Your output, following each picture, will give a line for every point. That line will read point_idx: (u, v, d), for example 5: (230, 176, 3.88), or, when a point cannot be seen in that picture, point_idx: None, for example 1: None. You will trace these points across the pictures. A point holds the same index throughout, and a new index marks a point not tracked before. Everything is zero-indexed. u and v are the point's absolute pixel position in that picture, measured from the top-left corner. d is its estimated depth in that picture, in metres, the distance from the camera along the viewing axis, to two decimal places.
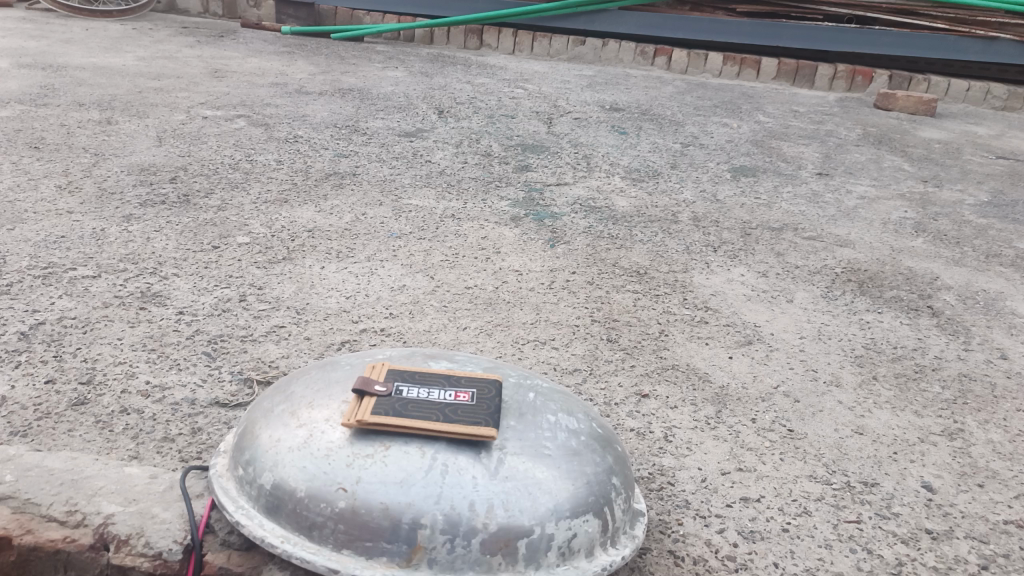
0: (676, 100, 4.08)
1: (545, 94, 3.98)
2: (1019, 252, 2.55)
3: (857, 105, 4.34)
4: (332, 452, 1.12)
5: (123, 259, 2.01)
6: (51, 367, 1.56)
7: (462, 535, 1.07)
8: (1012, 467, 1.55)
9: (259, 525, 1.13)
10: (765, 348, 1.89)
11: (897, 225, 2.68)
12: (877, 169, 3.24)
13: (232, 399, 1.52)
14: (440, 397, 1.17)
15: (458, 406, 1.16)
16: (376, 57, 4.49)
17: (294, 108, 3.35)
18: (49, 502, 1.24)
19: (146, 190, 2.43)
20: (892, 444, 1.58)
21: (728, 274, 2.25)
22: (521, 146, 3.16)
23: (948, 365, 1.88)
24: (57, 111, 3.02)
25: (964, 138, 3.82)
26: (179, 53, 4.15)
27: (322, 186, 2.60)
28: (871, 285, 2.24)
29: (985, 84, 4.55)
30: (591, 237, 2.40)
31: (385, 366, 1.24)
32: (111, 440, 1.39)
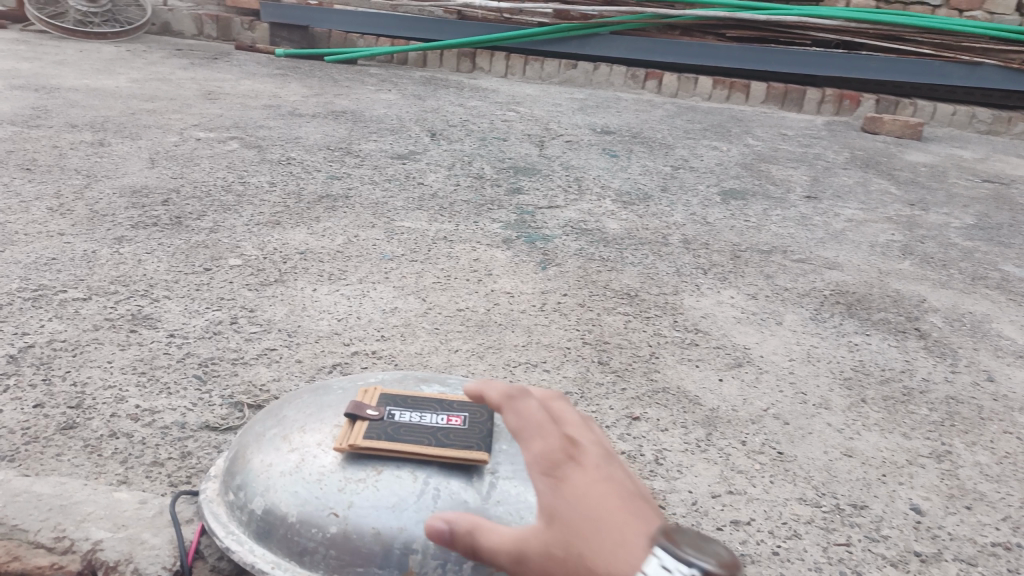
0: (666, 124, 4.12)
1: (537, 117, 4.02)
2: (1004, 274, 2.58)
3: (844, 129, 4.39)
4: (323, 477, 1.12)
5: (115, 281, 2.01)
6: (40, 391, 1.56)
7: (453, 560, 1.07)
8: (999, 490, 1.56)
9: (249, 551, 1.12)
10: (755, 371, 1.90)
11: (885, 248, 2.71)
12: (864, 192, 3.27)
13: (223, 423, 1.52)
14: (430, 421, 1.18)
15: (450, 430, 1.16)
16: (368, 80, 4.52)
17: (287, 130, 3.37)
18: (37, 528, 1.24)
19: (139, 212, 2.44)
20: (881, 466, 1.59)
21: (718, 296, 2.27)
22: (513, 169, 3.18)
23: (936, 387, 1.89)
24: (50, 133, 3.03)
25: (950, 161, 3.87)
26: (173, 75, 4.17)
27: (315, 209, 2.61)
28: (859, 307, 2.26)
29: (970, 108, 4.62)
30: (583, 260, 2.42)
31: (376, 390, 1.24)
32: (101, 464, 1.39)
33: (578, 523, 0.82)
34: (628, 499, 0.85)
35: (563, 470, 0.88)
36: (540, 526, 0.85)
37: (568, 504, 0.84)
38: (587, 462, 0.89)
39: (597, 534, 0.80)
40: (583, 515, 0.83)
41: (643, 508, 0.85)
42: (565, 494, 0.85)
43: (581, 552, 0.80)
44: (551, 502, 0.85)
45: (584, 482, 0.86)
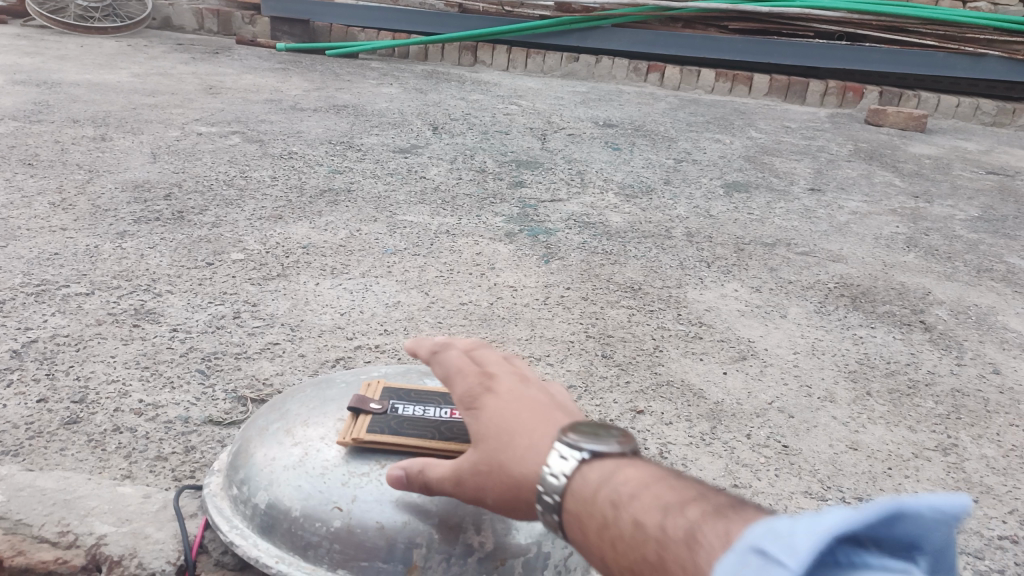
0: (669, 116, 4.11)
1: (539, 110, 4.00)
2: (1010, 266, 2.57)
3: (847, 121, 4.37)
4: (327, 471, 1.12)
5: (117, 276, 2.01)
6: (43, 386, 1.56)
7: (458, 554, 1.07)
8: (1006, 483, 1.55)
9: (253, 545, 1.12)
10: (759, 364, 1.89)
11: (889, 240, 2.70)
12: (868, 185, 3.26)
13: (226, 417, 1.51)
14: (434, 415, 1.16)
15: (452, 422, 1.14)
16: (370, 74, 4.51)
17: (289, 124, 3.36)
18: (40, 522, 1.24)
19: (141, 207, 2.43)
20: (887, 460, 1.58)
21: (721, 289, 2.26)
22: (516, 162, 3.17)
23: (941, 380, 1.89)
24: (51, 128, 3.03)
25: (954, 153, 3.85)
26: (174, 70, 4.16)
27: (317, 203, 2.60)
28: (863, 300, 2.25)
29: (974, 100, 4.59)
30: (586, 253, 2.41)
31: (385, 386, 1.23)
32: (105, 458, 1.38)
33: (494, 444, 0.86)
34: (543, 409, 0.88)
35: (481, 399, 0.92)
36: (471, 454, 0.90)
37: (488, 429, 0.88)
38: (503, 386, 0.93)
39: (513, 450, 0.84)
40: (499, 431, 0.87)
41: (559, 413, 0.88)
42: (483, 418, 0.89)
43: (504, 470, 0.84)
44: (474, 430, 0.90)
45: (499, 403, 0.90)
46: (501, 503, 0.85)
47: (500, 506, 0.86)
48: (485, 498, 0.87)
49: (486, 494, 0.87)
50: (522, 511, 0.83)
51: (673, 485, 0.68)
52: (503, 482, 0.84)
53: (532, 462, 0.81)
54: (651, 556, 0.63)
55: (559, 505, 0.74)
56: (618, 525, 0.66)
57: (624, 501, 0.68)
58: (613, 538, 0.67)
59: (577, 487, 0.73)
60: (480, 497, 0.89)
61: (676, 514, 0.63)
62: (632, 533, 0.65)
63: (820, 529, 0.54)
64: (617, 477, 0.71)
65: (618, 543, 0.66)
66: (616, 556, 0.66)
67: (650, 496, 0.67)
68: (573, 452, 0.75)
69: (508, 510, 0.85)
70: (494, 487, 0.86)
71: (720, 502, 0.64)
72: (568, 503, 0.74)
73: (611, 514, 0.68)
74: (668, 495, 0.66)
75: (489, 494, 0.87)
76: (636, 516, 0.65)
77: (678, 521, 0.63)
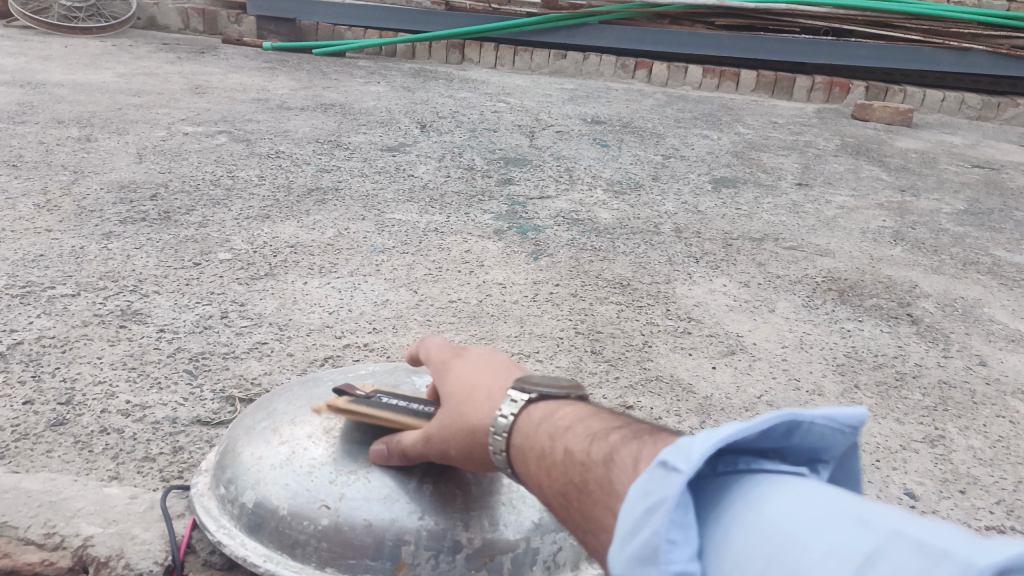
0: (657, 113, 4.11)
1: (527, 108, 4.00)
2: (995, 259, 2.59)
3: (834, 116, 4.39)
4: (314, 469, 1.11)
5: (103, 277, 1.99)
6: (29, 388, 1.54)
7: (447, 550, 1.07)
8: (992, 473, 1.56)
9: (241, 544, 1.11)
10: (748, 358, 1.90)
11: (876, 234, 2.71)
12: (855, 179, 3.27)
13: (214, 417, 1.50)
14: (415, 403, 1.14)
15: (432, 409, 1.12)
16: (357, 73, 4.49)
17: (276, 123, 3.35)
18: (26, 524, 1.23)
19: (127, 208, 2.42)
20: (874, 452, 1.59)
21: (710, 285, 2.26)
22: (504, 160, 3.17)
23: (928, 372, 1.90)
24: (36, 129, 3.00)
25: (940, 148, 3.87)
26: (160, 70, 4.14)
27: (305, 202, 2.59)
28: (851, 294, 2.26)
29: (959, 94, 4.62)
30: (575, 250, 2.41)
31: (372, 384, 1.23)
32: (91, 460, 1.37)
33: (452, 400, 0.92)
34: (500, 364, 0.95)
35: (444, 365, 0.98)
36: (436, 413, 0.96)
37: (448, 387, 0.94)
38: (470, 350, 1.00)
39: (467, 401, 0.90)
40: (457, 387, 0.93)
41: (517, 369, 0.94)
42: (445, 380, 0.96)
43: (461, 419, 0.90)
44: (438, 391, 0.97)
45: (459, 365, 0.96)
46: (462, 454, 0.91)
47: (462, 458, 0.92)
48: (448, 451, 0.93)
49: (448, 448, 0.93)
50: (479, 459, 0.89)
51: (602, 421, 0.76)
52: (460, 429, 0.90)
53: (485, 411, 0.87)
54: (577, 476, 0.71)
55: (505, 445, 0.82)
56: (554, 453, 0.75)
57: (560, 434, 0.77)
58: (549, 466, 0.75)
59: (523, 425, 0.81)
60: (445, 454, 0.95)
61: (603, 440, 0.72)
62: (565, 459, 0.73)
63: (719, 435, 0.64)
64: (556, 417, 0.79)
65: (554, 470, 0.74)
66: (551, 481, 0.74)
67: (584, 429, 0.75)
68: (520, 397, 0.83)
69: (467, 459, 0.91)
70: (453, 438, 0.92)
71: (639, 430, 0.73)
72: (512, 442, 0.81)
73: (549, 445, 0.76)
74: (598, 428, 0.75)
75: (452, 446, 0.93)
76: (568, 445, 0.74)
77: (604, 446, 0.71)
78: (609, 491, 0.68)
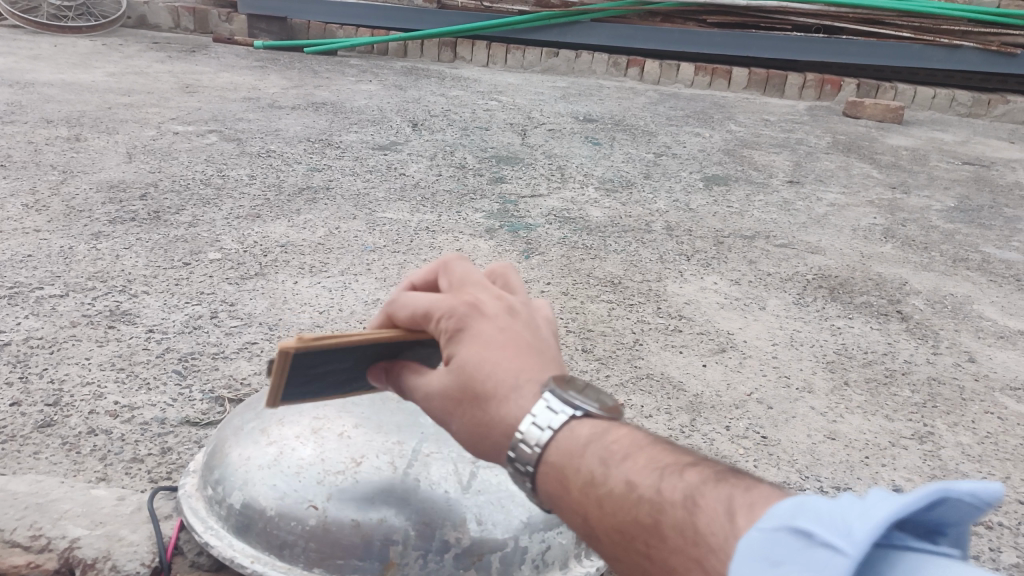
0: (649, 111, 4.11)
1: (519, 106, 4.00)
2: (985, 256, 2.60)
3: (825, 113, 4.40)
4: (302, 469, 1.11)
5: (92, 278, 1.98)
6: (16, 389, 1.54)
7: (435, 550, 1.07)
8: (981, 469, 1.57)
9: (228, 545, 1.11)
10: (738, 356, 1.90)
11: (867, 231, 2.72)
12: (846, 177, 3.28)
13: (203, 417, 1.50)
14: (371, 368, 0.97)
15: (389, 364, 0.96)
16: (349, 71, 4.48)
17: (266, 122, 3.34)
18: (12, 527, 1.22)
19: (116, 207, 2.41)
20: (864, 448, 1.60)
21: (701, 283, 2.27)
22: (496, 158, 3.16)
23: (918, 369, 1.90)
24: (24, 128, 2.98)
25: (930, 145, 3.88)
26: (150, 69, 4.12)
27: (296, 201, 2.58)
28: (841, 291, 2.27)
29: (949, 92, 4.63)
30: (566, 248, 2.41)
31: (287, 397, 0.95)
32: (79, 461, 1.37)
33: (473, 383, 0.81)
34: (523, 343, 0.84)
35: (463, 325, 0.83)
36: (441, 378, 0.83)
37: (469, 361, 0.81)
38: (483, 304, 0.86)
39: (494, 392, 0.80)
40: (482, 369, 0.81)
41: (544, 356, 0.85)
42: (463, 348, 0.82)
43: (475, 407, 0.80)
44: (450, 358, 0.83)
45: (483, 335, 0.83)
46: (467, 435, 0.83)
47: (463, 440, 0.83)
48: (448, 424, 0.84)
49: (451, 422, 0.83)
50: (485, 453, 0.82)
51: (660, 455, 0.73)
52: (474, 418, 0.81)
53: (516, 416, 0.78)
54: (648, 518, 0.68)
55: (537, 460, 0.77)
56: (610, 484, 0.71)
57: (615, 462, 0.73)
58: (602, 496, 0.71)
59: (565, 440, 0.76)
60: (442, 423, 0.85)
61: (677, 480, 0.69)
62: (625, 493, 0.70)
63: (873, 515, 0.55)
64: (608, 441, 0.75)
65: (611, 502, 0.71)
66: (605, 516, 0.71)
67: (646, 464, 0.72)
68: (561, 410, 0.76)
69: (469, 446, 0.83)
70: (463, 419, 0.82)
71: (709, 469, 0.70)
72: (545, 456, 0.76)
73: (602, 473, 0.72)
74: (663, 464, 0.71)
75: (452, 423, 0.83)
76: (631, 478, 0.71)
77: (678, 487, 0.68)
78: (687, 538, 0.65)
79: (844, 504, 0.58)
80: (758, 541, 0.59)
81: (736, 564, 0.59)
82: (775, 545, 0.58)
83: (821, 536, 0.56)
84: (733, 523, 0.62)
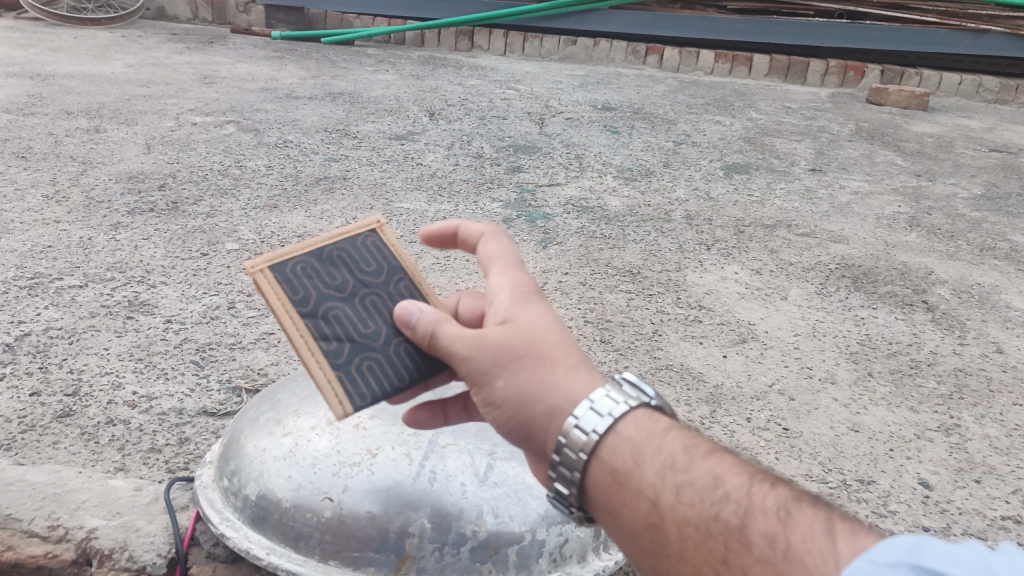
0: (668, 99, 4.07)
1: (537, 95, 3.96)
2: (1013, 245, 2.54)
3: (848, 100, 4.32)
4: (318, 461, 1.10)
5: (111, 268, 1.99)
6: (36, 379, 1.54)
7: (451, 542, 1.06)
8: (1009, 462, 1.54)
9: (243, 537, 1.11)
10: (760, 346, 1.87)
11: (891, 220, 2.67)
12: (869, 164, 3.22)
13: (220, 408, 1.50)
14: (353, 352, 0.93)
15: (374, 357, 0.93)
16: (366, 61, 4.46)
17: (284, 113, 3.34)
18: (30, 517, 1.23)
19: (135, 198, 2.41)
20: (888, 441, 1.57)
21: (721, 273, 2.24)
22: (513, 147, 3.14)
23: (944, 360, 1.87)
24: (45, 120, 3.00)
25: (956, 132, 3.81)
26: (168, 60, 4.13)
27: (313, 191, 2.58)
28: (865, 281, 2.23)
29: (976, 77, 4.54)
30: (584, 238, 2.39)
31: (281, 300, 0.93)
32: (97, 451, 1.37)
33: (535, 342, 0.85)
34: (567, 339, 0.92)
35: (522, 303, 0.89)
36: (492, 331, 0.86)
37: (534, 329, 0.86)
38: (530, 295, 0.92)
39: (561, 360, 0.86)
40: (544, 334, 0.87)
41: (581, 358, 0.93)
42: (522, 312, 0.88)
43: (539, 371, 0.85)
44: (501, 319, 0.88)
45: (536, 306, 0.89)
46: (512, 396, 0.85)
47: (504, 400, 0.86)
48: (492, 381, 0.86)
49: (496, 377, 0.85)
50: (530, 416, 0.85)
51: (741, 465, 0.80)
52: (535, 379, 0.85)
53: (579, 382, 0.85)
54: (734, 519, 0.74)
55: (609, 430, 0.82)
56: (693, 475, 0.78)
57: (699, 457, 0.80)
58: (683, 485, 0.78)
59: (646, 423, 0.84)
60: (477, 382, 0.87)
61: (766, 491, 0.75)
62: (709, 487, 0.77)
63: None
64: (687, 438, 0.82)
65: (693, 493, 0.77)
66: (683, 506, 0.77)
67: (730, 469, 0.79)
68: (632, 396, 0.85)
69: (513, 406, 0.85)
70: (519, 377, 0.85)
71: (793, 487, 0.77)
72: (620, 429, 0.83)
73: (684, 463, 0.79)
74: (747, 473, 0.78)
75: (500, 382, 0.85)
76: (718, 475, 0.78)
77: (767, 497, 0.75)
78: (773, 548, 0.70)
79: (979, 554, 0.62)
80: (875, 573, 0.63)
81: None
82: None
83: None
84: (832, 544, 0.69)
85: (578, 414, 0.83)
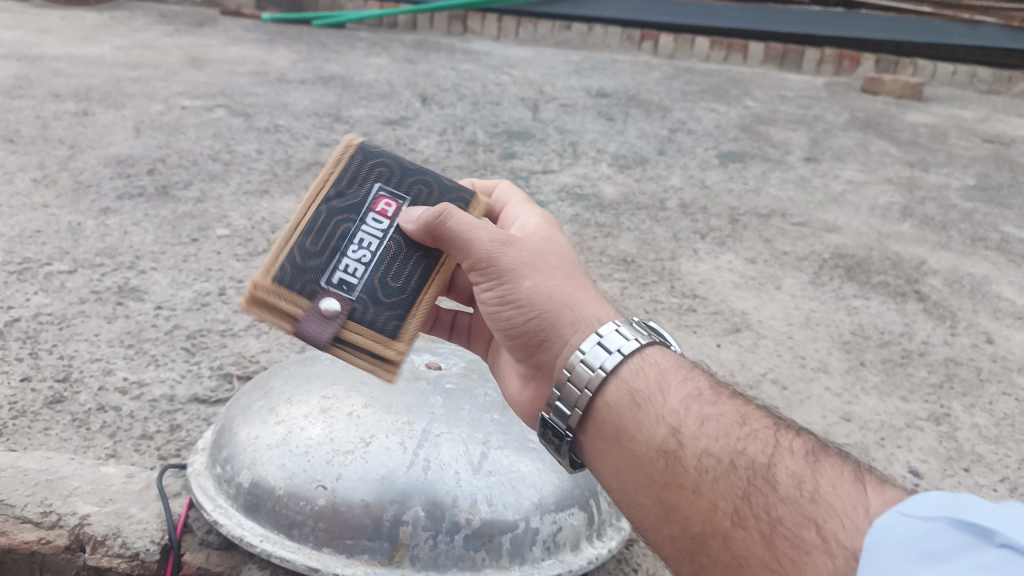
0: (663, 86, 4.05)
1: (531, 81, 3.94)
2: (1005, 235, 2.55)
3: (843, 89, 4.32)
4: (311, 449, 1.10)
5: (101, 253, 1.97)
6: (27, 365, 1.54)
7: (445, 531, 1.07)
8: (997, 451, 1.55)
9: (236, 524, 1.11)
10: (752, 336, 1.88)
11: (884, 210, 2.67)
12: (864, 154, 3.23)
13: (212, 395, 1.50)
14: (345, 206, 1.10)
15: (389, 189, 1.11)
16: (358, 45, 4.43)
17: (275, 97, 3.31)
18: (23, 503, 1.23)
19: (124, 182, 2.39)
20: (879, 430, 1.58)
21: (715, 262, 2.24)
22: (507, 134, 3.12)
23: (935, 349, 1.88)
24: (33, 103, 2.97)
25: (950, 122, 3.81)
26: (158, 43, 4.08)
27: (304, 176, 2.56)
28: (858, 271, 2.23)
29: (971, 67, 4.53)
30: (578, 226, 2.38)
31: (265, 277, 1.06)
32: (89, 438, 1.37)
33: (566, 265, 1.00)
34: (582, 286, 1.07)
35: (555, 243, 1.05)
36: (528, 246, 1.00)
37: (566, 260, 1.02)
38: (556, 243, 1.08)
39: (588, 289, 1.00)
40: (570, 265, 1.02)
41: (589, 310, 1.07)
42: (550, 245, 1.03)
43: (567, 286, 0.98)
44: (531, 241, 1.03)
45: (561, 243, 1.05)
46: (535, 298, 0.97)
47: (528, 300, 0.97)
48: (521, 280, 0.97)
49: (526, 278, 0.97)
50: (551, 319, 0.96)
51: (759, 410, 0.89)
52: (563, 288, 0.98)
53: (601, 307, 0.98)
54: (761, 458, 0.81)
55: (634, 353, 0.92)
56: (720, 412, 0.86)
57: (725, 399, 0.89)
58: (709, 418, 0.86)
59: (673, 359, 0.94)
60: (502, 278, 0.98)
61: (792, 437, 0.84)
62: (733, 422, 0.85)
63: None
64: (709, 382, 0.91)
65: (717, 425, 0.85)
66: (708, 437, 0.84)
67: (754, 416, 0.87)
68: (655, 336, 0.96)
69: (537, 305, 0.97)
70: (549, 284, 0.97)
71: (810, 434, 0.86)
72: (644, 354, 0.93)
73: (709, 397, 0.89)
74: (769, 422, 0.86)
75: (528, 284, 0.97)
76: (742, 413, 0.87)
77: (792, 444, 0.83)
78: (801, 490, 0.77)
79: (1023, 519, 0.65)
80: (910, 523, 0.68)
81: (874, 534, 0.70)
82: (934, 528, 0.66)
83: (1000, 536, 0.63)
84: (858, 493, 0.76)
85: (602, 332, 0.93)
